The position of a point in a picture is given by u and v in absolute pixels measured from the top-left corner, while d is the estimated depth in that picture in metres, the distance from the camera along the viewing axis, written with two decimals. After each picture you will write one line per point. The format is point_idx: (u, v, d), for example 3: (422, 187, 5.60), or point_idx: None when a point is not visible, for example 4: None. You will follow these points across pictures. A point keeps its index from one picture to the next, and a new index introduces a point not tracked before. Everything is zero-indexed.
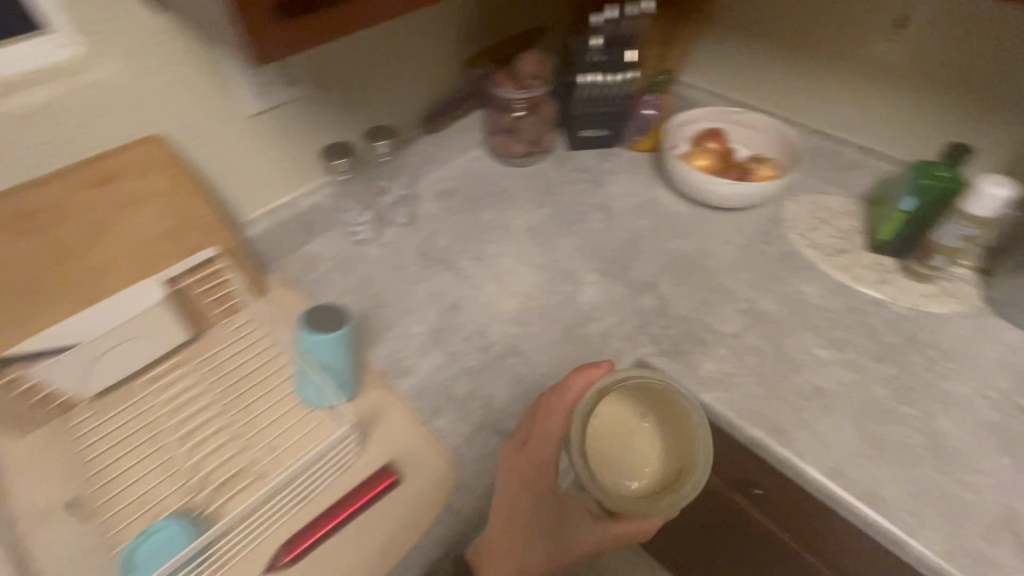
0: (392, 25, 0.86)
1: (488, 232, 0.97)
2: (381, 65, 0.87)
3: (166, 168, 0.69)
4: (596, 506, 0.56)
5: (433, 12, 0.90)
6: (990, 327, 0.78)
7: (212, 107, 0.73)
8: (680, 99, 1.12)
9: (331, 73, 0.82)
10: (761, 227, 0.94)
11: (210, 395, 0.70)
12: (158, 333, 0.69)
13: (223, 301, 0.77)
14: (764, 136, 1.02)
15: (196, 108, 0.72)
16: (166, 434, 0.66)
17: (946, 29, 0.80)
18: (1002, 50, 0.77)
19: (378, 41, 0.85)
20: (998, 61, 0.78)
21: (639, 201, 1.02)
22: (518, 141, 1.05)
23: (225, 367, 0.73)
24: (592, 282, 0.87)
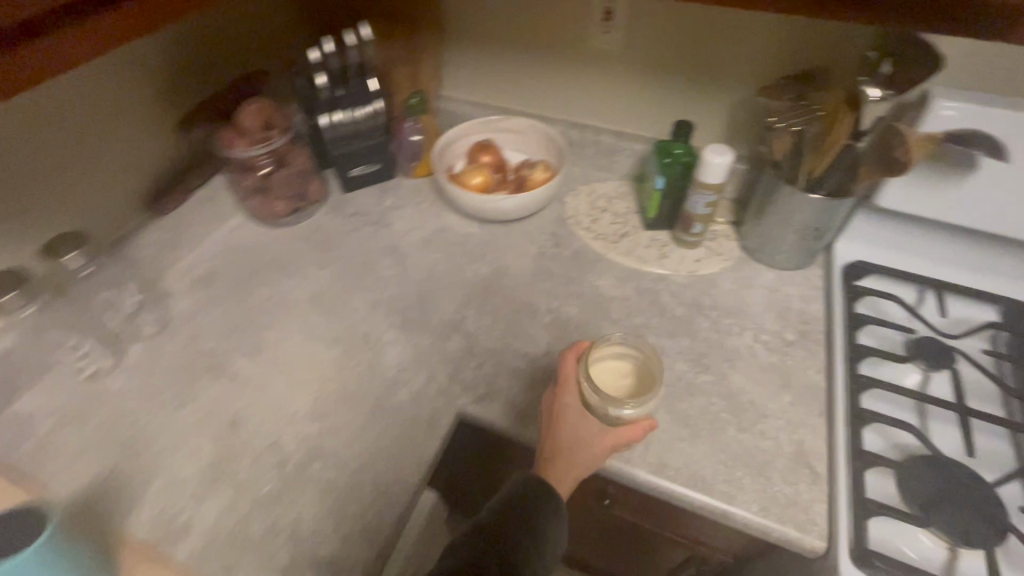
0: (49, 100, 0.66)
1: (264, 316, 0.83)
2: (48, 159, 0.68)
3: None
4: (593, 425, 0.63)
5: (107, 79, 0.72)
6: (752, 274, 0.87)
7: None
8: (446, 116, 1.08)
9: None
10: (550, 229, 0.94)
11: None
12: None
13: None
14: (531, 139, 1.02)
15: None
16: None
17: (648, 16, 0.85)
18: (694, 29, 0.83)
19: (30, 129, 0.65)
20: (692, 38, 0.84)
21: (428, 232, 0.95)
22: (277, 199, 0.92)
23: None
24: (393, 341, 0.79)
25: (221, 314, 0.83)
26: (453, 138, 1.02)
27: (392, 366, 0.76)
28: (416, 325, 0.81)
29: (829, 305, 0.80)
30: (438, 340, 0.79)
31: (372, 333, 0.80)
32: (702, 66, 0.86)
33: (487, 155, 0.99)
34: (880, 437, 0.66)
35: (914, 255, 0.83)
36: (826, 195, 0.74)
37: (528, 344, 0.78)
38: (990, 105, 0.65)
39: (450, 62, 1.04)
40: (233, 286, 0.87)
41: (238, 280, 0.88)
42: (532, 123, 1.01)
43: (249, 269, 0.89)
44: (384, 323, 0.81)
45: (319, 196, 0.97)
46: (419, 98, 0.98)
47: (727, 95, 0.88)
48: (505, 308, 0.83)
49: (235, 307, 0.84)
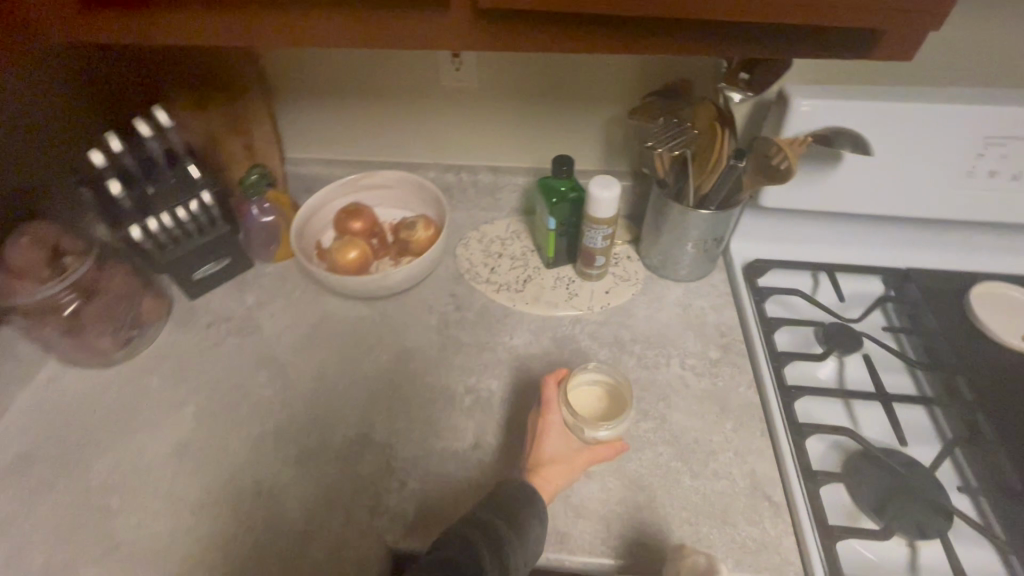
0: None
1: (115, 493, 0.65)
2: None
3: None
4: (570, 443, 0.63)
5: None
6: (663, 291, 0.84)
7: None
8: (298, 182, 0.94)
9: None
10: (447, 290, 0.84)
11: None
12: None
13: None
14: (402, 192, 0.91)
15: None
16: None
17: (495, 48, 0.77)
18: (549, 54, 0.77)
19: None
20: (549, 65, 0.78)
21: (308, 326, 0.81)
22: (98, 336, 0.73)
23: None
24: (293, 480, 0.65)
25: (53, 508, 0.64)
26: (312, 209, 0.87)
27: (298, 514, 0.63)
28: (316, 450, 0.68)
29: (741, 310, 0.79)
30: (347, 463, 0.66)
31: (264, 477, 0.66)
32: (567, 90, 0.81)
33: (358, 221, 0.86)
34: (821, 441, 0.66)
35: (802, 240, 0.84)
36: (716, 209, 0.72)
37: (453, 438, 0.68)
38: (841, 100, 0.67)
39: (289, 122, 0.90)
40: (62, 464, 0.67)
41: (67, 454, 0.68)
42: (403, 175, 0.89)
43: (81, 435, 0.70)
44: (277, 460, 0.67)
45: (155, 315, 0.79)
46: (260, 173, 0.82)
47: (598, 114, 0.83)
48: (417, 400, 0.72)
49: (72, 493, 0.65)
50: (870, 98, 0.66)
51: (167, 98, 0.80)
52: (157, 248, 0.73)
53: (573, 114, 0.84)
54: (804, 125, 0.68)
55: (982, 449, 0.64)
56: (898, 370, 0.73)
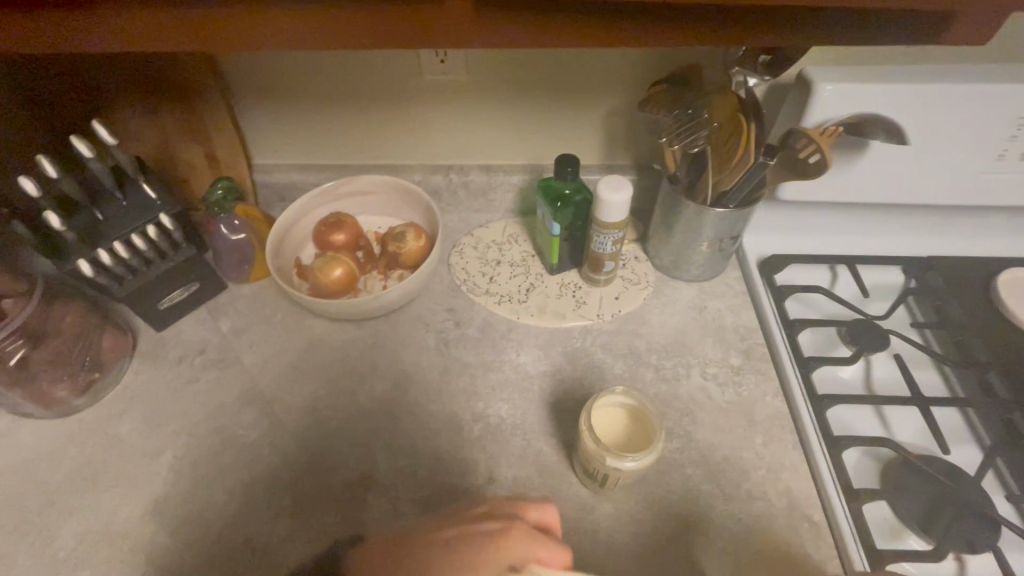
0: None
1: (87, 565, 0.58)
2: None
3: None
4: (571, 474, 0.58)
5: None
6: (676, 293, 0.78)
7: None
8: (267, 191, 0.84)
9: None
10: (443, 306, 0.78)
11: None
12: None
13: None
14: (386, 197, 0.83)
15: None
16: None
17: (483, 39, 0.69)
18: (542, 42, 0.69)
19: None
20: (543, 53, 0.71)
21: (293, 354, 0.73)
22: (52, 383, 0.65)
23: None
24: (290, 534, 0.59)
25: None
26: (288, 222, 0.78)
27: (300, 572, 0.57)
28: (314, 498, 0.61)
29: (760, 311, 0.73)
30: (349, 511, 0.60)
31: (258, 533, 0.59)
32: (561, 80, 0.74)
33: (339, 233, 0.78)
34: (857, 450, 0.62)
35: (818, 230, 0.79)
36: (735, 206, 0.66)
37: (464, 474, 0.63)
38: (868, 82, 0.61)
39: (253, 125, 0.80)
40: (20, 536, 0.59)
41: (28, 523, 0.60)
42: (385, 180, 0.81)
43: (43, 500, 0.62)
44: (270, 513, 0.60)
45: (119, 352, 0.70)
46: (225, 186, 0.74)
47: (597, 105, 0.76)
48: (422, 433, 0.66)
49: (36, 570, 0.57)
50: (900, 79, 0.61)
51: (109, 106, 0.70)
52: (112, 282, 0.65)
53: (570, 106, 0.76)
54: (829, 111, 0.62)
55: (1020, 451, 0.61)
56: (928, 366, 0.69)
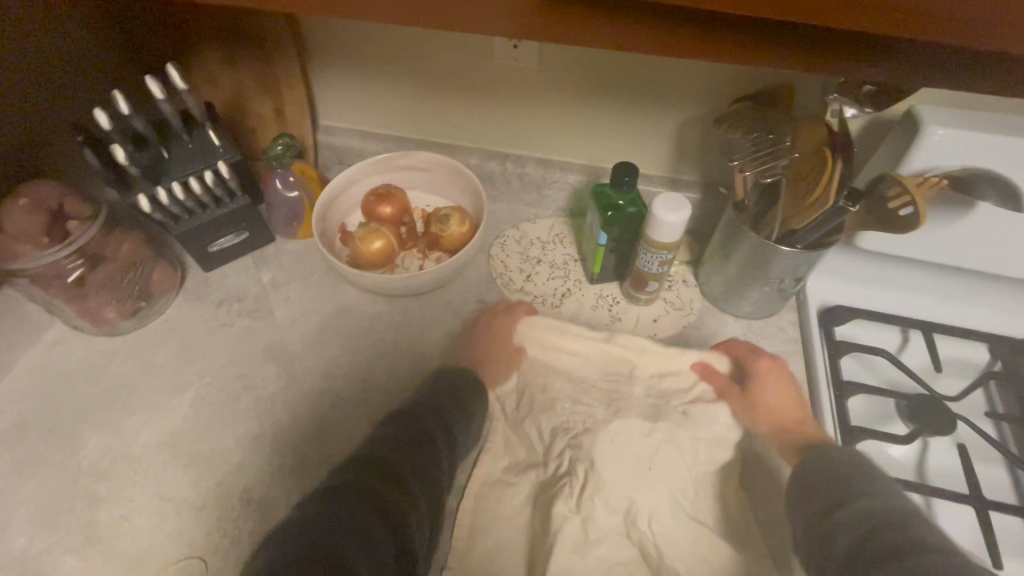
0: None
1: (102, 479, 0.61)
2: None
3: None
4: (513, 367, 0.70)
5: None
6: (720, 327, 0.72)
7: None
8: (328, 153, 0.86)
9: None
10: (476, 295, 0.76)
11: None
12: None
13: None
14: (440, 177, 0.82)
15: None
16: None
17: None
18: None
19: None
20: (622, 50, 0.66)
21: (323, 317, 0.75)
22: (102, 305, 0.68)
23: None
24: (286, 493, 0.60)
25: (41, 485, 0.61)
26: (339, 187, 0.79)
27: None
28: (314, 462, 0.63)
29: (810, 364, 0.67)
30: None
31: (257, 486, 0.61)
32: (639, 82, 0.69)
33: (387, 206, 0.78)
34: None
35: (895, 286, 0.71)
36: (803, 247, 0.59)
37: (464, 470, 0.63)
38: (991, 132, 0.52)
39: (322, 85, 0.81)
40: (53, 438, 0.64)
41: (61, 429, 0.65)
42: (440, 159, 0.80)
43: (77, 410, 0.66)
44: (272, 468, 0.62)
45: (167, 285, 0.73)
46: (286, 142, 0.75)
47: (672, 114, 0.71)
48: None
49: (59, 473, 0.62)
50: None
51: (195, 49, 0.72)
52: (169, 218, 0.68)
53: (643, 111, 0.72)
54: (934, 158, 0.55)
55: None
56: (995, 464, 0.61)
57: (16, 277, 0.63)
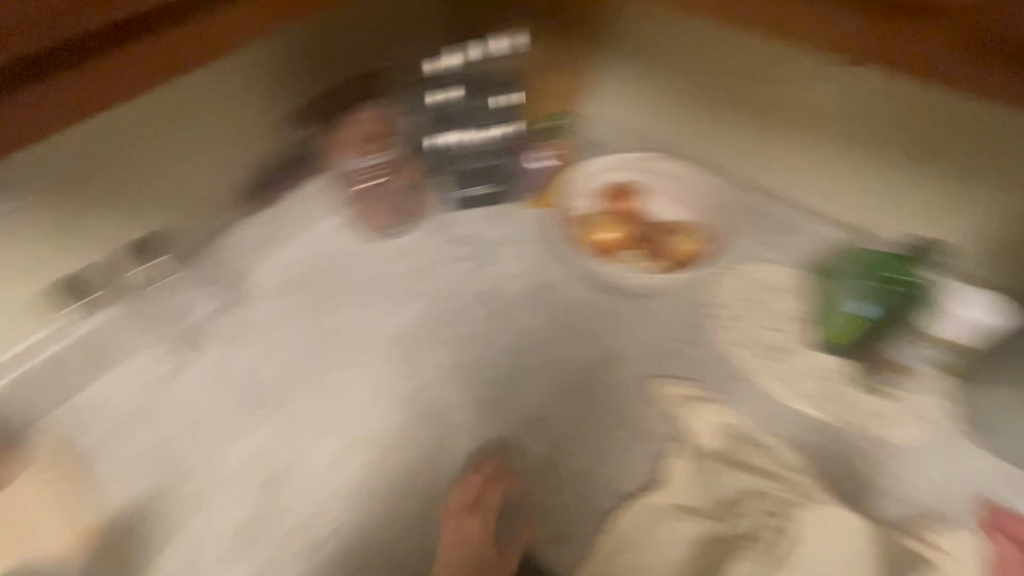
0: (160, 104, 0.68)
1: (337, 348, 0.74)
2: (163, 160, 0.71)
3: None
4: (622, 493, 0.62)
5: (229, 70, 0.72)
6: (955, 457, 0.63)
7: None
8: (585, 139, 0.91)
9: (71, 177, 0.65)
10: (686, 319, 0.72)
11: None
12: None
13: None
14: (687, 188, 0.79)
15: None
16: None
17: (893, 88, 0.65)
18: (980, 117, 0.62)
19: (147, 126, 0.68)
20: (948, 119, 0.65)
21: (537, 282, 0.79)
22: (379, 213, 0.82)
23: None
24: (467, 422, 0.68)
25: (297, 332, 0.76)
26: (590, 174, 0.83)
27: (460, 456, 0.65)
28: (496, 405, 0.69)
29: None
30: (519, 436, 0.66)
31: (445, 404, 0.69)
32: (959, 164, 0.66)
33: (624, 204, 0.80)
34: None
35: None
36: None
37: (626, 475, 0.63)
38: None
39: (606, 72, 0.85)
40: (313, 302, 0.78)
41: (318, 297, 0.78)
42: (692, 174, 0.80)
43: (335, 286, 0.80)
44: (461, 395, 0.70)
45: (423, 211, 0.84)
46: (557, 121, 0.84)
47: (974, 206, 0.68)
48: (605, 413, 0.67)
49: (311, 330, 0.76)
50: None
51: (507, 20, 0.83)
52: (449, 159, 0.80)
53: (945, 194, 0.68)
54: None
55: None
56: None
57: (336, 171, 0.81)
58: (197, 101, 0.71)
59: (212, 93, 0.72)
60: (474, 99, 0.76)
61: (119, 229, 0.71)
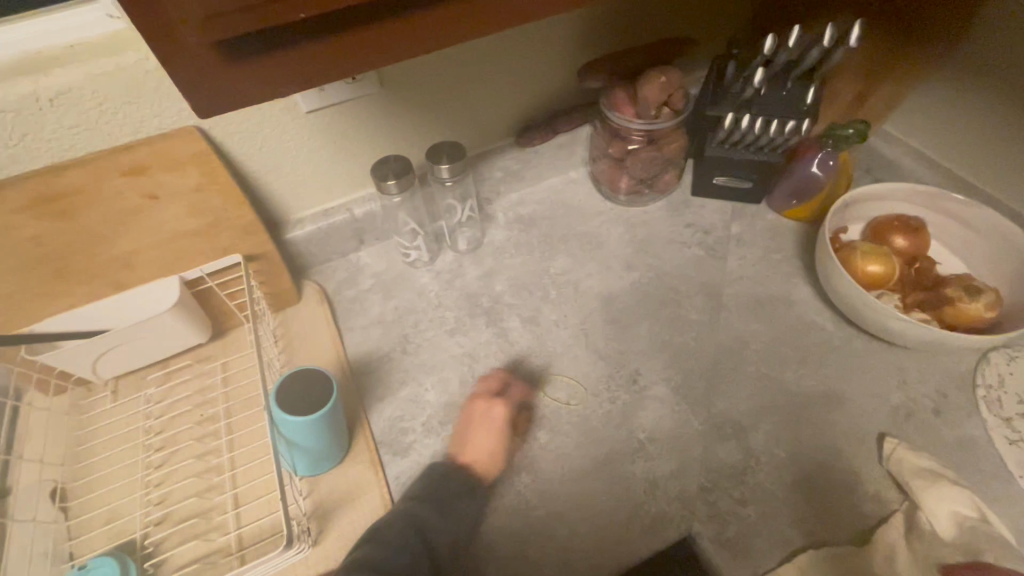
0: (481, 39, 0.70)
1: (556, 288, 0.79)
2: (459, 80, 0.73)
3: (200, 163, 0.60)
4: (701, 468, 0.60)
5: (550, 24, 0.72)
6: None
7: (288, 118, 0.66)
8: (868, 157, 0.82)
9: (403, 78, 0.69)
10: (939, 381, 0.65)
11: (226, 415, 0.67)
12: (173, 336, 0.66)
13: (238, 295, 0.71)
14: (985, 246, 0.70)
15: (273, 117, 0.65)
16: (182, 453, 0.64)
17: None
18: None
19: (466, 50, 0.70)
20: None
21: (766, 292, 0.75)
22: (626, 175, 0.84)
23: (210, 395, 0.68)
24: (660, 398, 0.67)
25: (524, 263, 0.83)
26: (880, 194, 0.74)
27: (648, 426, 0.65)
28: (694, 395, 0.67)
29: None
30: (712, 432, 0.64)
31: (644, 374, 0.69)
32: None
33: (904, 239, 0.71)
34: None
35: None
36: None
37: (824, 522, 0.57)
38: None
39: (925, 97, 0.76)
40: (543, 241, 0.85)
41: (550, 238, 0.85)
42: (1008, 229, 0.67)
43: (565, 234, 0.86)
44: (661, 372, 0.69)
45: (665, 186, 0.86)
46: (858, 130, 0.72)
47: None
48: (815, 449, 0.61)
49: (536, 264, 0.82)
50: None
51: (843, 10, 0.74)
52: (720, 141, 0.77)
53: None
54: None
55: None
56: None
57: (603, 123, 0.81)
58: (522, 38, 0.73)
59: (534, 34, 0.73)
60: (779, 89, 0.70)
61: (415, 127, 0.75)
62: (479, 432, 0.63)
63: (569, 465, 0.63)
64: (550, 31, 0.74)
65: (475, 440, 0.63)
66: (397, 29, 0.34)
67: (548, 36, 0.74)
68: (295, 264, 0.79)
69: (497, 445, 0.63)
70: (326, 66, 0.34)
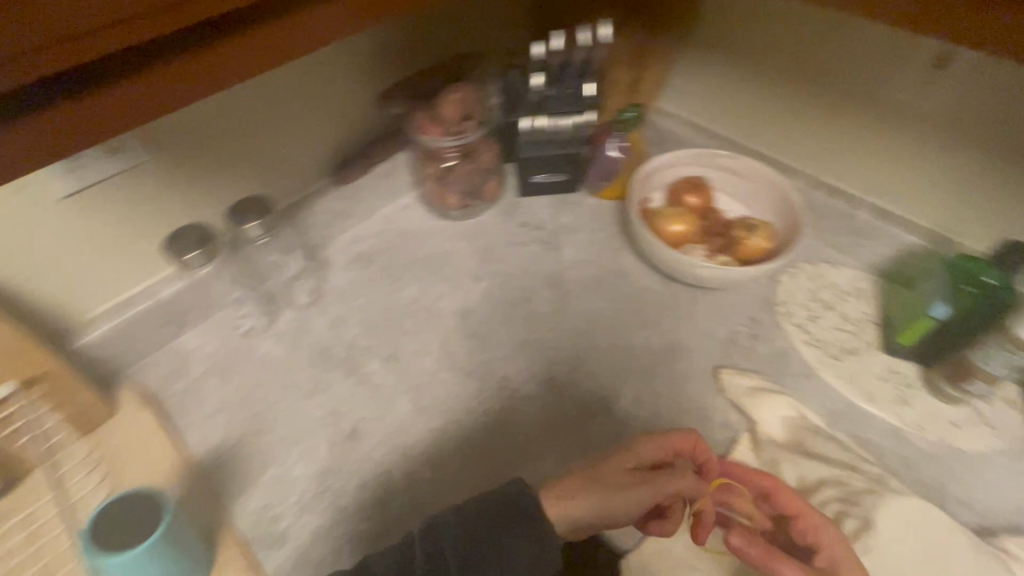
0: (258, 86, 0.67)
1: (411, 319, 0.77)
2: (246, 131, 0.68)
3: None
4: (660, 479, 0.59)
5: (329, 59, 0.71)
6: None
7: (36, 211, 0.56)
8: (654, 132, 0.92)
9: (175, 140, 0.63)
10: (749, 310, 0.75)
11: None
12: None
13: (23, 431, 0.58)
14: (755, 188, 0.82)
15: (14, 213, 0.55)
16: None
17: (993, 87, 0.62)
18: None
19: (243, 100, 0.66)
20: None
21: (601, 271, 0.82)
22: (452, 191, 0.85)
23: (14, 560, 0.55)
24: (533, 397, 0.69)
25: (373, 301, 0.80)
26: (665, 163, 0.85)
27: (528, 428, 0.66)
28: (561, 384, 0.70)
29: None
30: (584, 414, 0.67)
31: (513, 378, 0.70)
32: None
33: (695, 197, 0.82)
34: None
35: None
36: None
37: None
38: None
39: (686, 74, 0.87)
40: (387, 275, 0.83)
41: (394, 270, 0.83)
42: (764, 171, 0.80)
43: (408, 262, 0.84)
44: (528, 371, 0.71)
45: (492, 195, 0.88)
46: (635, 113, 0.84)
47: None
48: (671, 400, 0.68)
49: (386, 299, 0.80)
50: None
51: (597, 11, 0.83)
52: (526, 142, 0.82)
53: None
54: None
55: None
56: None
57: (417, 146, 0.81)
58: (305, 78, 0.71)
59: (316, 72, 0.71)
60: (561, 87, 0.76)
61: (210, 190, 0.69)
62: (582, 492, 0.54)
63: (556, 499, 0.54)
64: (332, 67, 0.72)
65: (579, 497, 0.53)
66: (186, 64, 0.33)
67: (333, 72, 0.73)
68: (102, 372, 0.68)
69: (607, 496, 0.53)
70: (100, 117, 0.32)
